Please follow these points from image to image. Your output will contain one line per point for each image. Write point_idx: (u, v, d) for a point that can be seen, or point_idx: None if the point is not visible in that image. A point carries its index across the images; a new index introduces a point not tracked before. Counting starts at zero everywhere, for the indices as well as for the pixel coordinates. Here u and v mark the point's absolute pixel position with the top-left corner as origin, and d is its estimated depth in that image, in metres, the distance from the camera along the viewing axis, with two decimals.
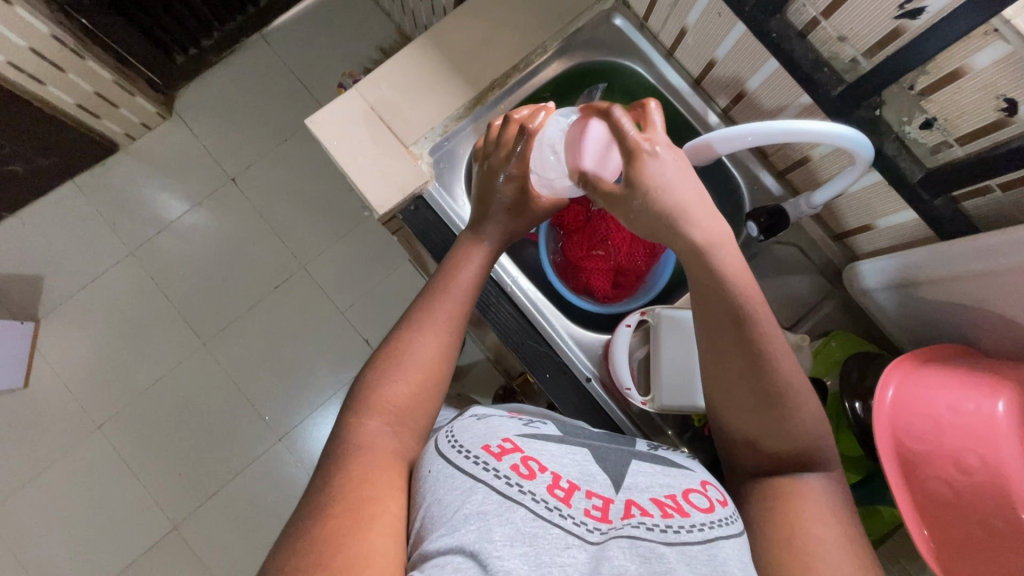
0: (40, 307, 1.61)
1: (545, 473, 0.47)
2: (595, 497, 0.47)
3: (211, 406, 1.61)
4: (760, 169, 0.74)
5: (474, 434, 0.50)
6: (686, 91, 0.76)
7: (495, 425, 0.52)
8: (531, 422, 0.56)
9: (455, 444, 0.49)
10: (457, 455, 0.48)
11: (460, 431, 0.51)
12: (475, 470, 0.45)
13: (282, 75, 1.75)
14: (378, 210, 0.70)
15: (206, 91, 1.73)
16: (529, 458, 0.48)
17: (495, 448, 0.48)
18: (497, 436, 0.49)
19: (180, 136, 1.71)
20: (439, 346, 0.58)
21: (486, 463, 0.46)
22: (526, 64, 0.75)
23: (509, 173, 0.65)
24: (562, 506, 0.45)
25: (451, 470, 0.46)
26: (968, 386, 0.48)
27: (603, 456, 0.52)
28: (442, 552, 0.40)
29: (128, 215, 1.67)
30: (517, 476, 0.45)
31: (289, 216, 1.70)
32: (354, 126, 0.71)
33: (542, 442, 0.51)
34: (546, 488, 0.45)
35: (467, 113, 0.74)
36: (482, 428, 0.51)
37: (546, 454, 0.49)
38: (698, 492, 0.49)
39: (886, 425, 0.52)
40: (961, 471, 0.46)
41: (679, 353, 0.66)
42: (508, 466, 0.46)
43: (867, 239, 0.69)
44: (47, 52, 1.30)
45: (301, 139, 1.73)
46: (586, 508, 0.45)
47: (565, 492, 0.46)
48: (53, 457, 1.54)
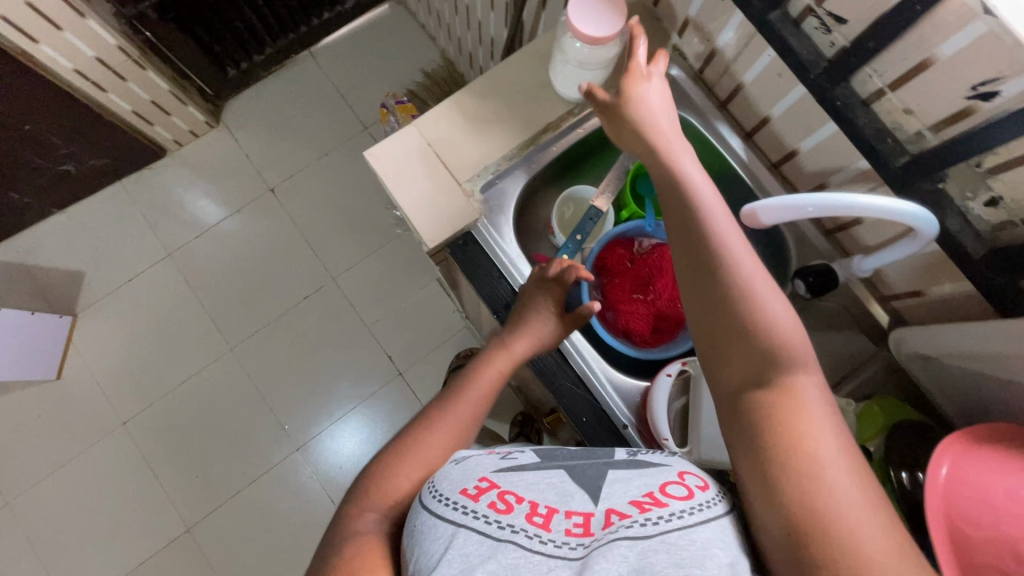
0: (78, 301, 1.66)
1: (522, 503, 0.46)
2: (575, 516, 0.46)
3: (233, 410, 1.63)
4: (806, 226, 0.74)
5: (453, 478, 0.49)
6: (737, 144, 0.76)
7: (472, 463, 0.51)
8: (508, 454, 0.57)
9: (433, 493, 0.47)
10: (437, 504, 0.46)
11: (439, 479, 0.49)
12: (453, 515, 0.44)
13: (327, 92, 1.81)
14: (428, 243, 0.71)
15: (254, 103, 1.79)
16: (506, 491, 0.47)
17: (472, 489, 0.47)
18: (474, 478, 0.49)
19: (226, 145, 1.76)
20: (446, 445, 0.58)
21: (463, 506, 0.45)
22: (580, 108, 0.76)
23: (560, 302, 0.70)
24: (541, 531, 0.44)
25: (433, 520, 0.44)
26: (1018, 470, 0.48)
27: (580, 474, 0.51)
28: None
29: (169, 218, 1.72)
30: (495, 512, 0.44)
31: (323, 228, 1.73)
32: (409, 160, 0.72)
33: (518, 472, 0.50)
34: (524, 517, 0.44)
35: (520, 153, 0.75)
36: (458, 470, 0.50)
37: (523, 485, 0.48)
38: (677, 484, 0.48)
39: (939, 508, 0.50)
40: (1016, 560, 0.44)
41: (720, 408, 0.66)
42: (486, 504, 0.45)
43: (916, 306, 0.68)
44: (112, 61, 1.36)
45: (341, 154, 1.77)
46: (566, 528, 0.44)
47: (544, 518, 0.45)
48: (77, 449, 1.57)
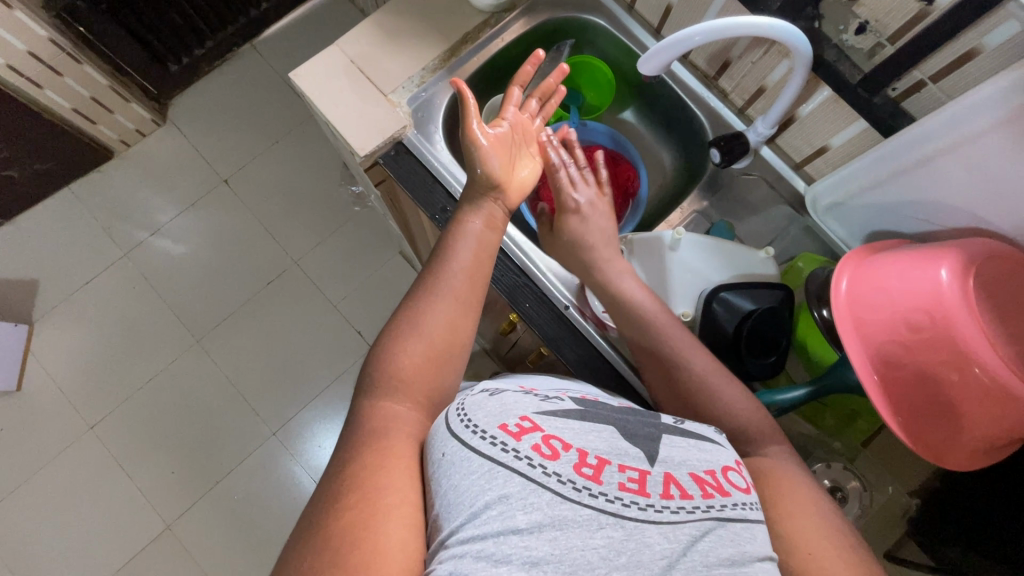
0: (34, 310, 1.63)
1: (570, 451, 0.41)
2: (630, 470, 0.41)
3: (205, 403, 1.60)
4: (721, 107, 0.78)
5: (488, 410, 0.43)
6: (648, 40, 0.81)
7: (510, 399, 0.45)
8: (547, 395, 0.49)
9: (466, 421, 0.42)
10: (471, 436, 0.41)
11: (472, 405, 0.44)
12: (494, 452, 0.39)
13: (273, 81, 1.82)
14: (359, 151, 0.73)
15: (200, 99, 1.79)
16: (551, 435, 0.42)
17: (514, 426, 0.41)
18: (514, 414, 0.43)
19: (174, 141, 1.76)
20: (450, 314, 0.57)
21: (504, 444, 0.40)
22: (495, 20, 0.80)
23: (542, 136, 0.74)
24: (592, 484, 0.39)
25: (465, 452, 0.40)
26: (916, 259, 0.51)
27: (634, 430, 0.46)
28: (460, 542, 0.36)
29: (122, 219, 1.70)
30: (539, 456, 0.39)
31: (281, 214, 1.73)
32: (335, 78, 0.74)
33: (564, 418, 0.44)
34: (572, 467, 0.40)
35: (442, 65, 0.78)
36: (497, 403, 0.44)
37: (564, 431, 0.43)
38: (733, 470, 0.47)
39: (845, 312, 0.54)
40: (912, 331, 0.49)
41: (652, 274, 0.68)
42: (529, 446, 0.40)
43: (824, 163, 0.72)
44: (46, 56, 1.36)
45: (291, 140, 1.78)
46: (620, 482, 0.40)
47: (595, 469, 0.40)
48: (46, 458, 1.53)
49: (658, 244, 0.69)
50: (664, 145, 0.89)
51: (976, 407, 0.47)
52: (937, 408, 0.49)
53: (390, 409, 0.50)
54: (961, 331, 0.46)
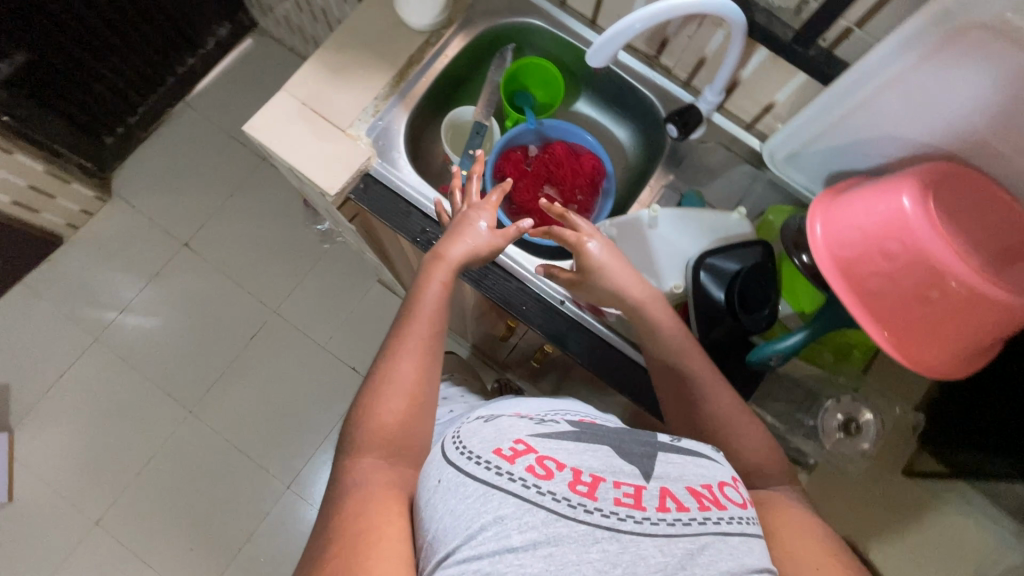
0: (10, 415, 1.55)
1: (564, 470, 0.42)
2: (624, 485, 0.42)
3: (211, 472, 1.56)
4: (668, 83, 0.81)
5: (483, 437, 0.45)
6: (586, 32, 0.83)
7: (505, 426, 0.47)
8: (544, 419, 0.51)
9: (463, 450, 0.44)
10: (467, 461, 0.43)
11: (468, 435, 0.46)
12: (488, 476, 0.41)
13: (215, 135, 1.79)
14: (329, 191, 0.73)
15: (143, 166, 1.74)
16: (545, 456, 0.43)
17: (508, 450, 0.43)
18: (509, 438, 0.45)
19: (124, 214, 1.71)
20: (416, 364, 0.58)
21: (497, 466, 0.41)
22: (436, 38, 0.81)
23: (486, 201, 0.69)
24: (587, 501, 0.40)
25: (462, 477, 0.42)
26: (877, 192, 0.55)
27: (628, 448, 0.47)
28: (458, 562, 0.37)
29: (85, 303, 1.64)
30: (533, 477, 0.41)
31: (250, 268, 1.70)
32: (290, 123, 0.74)
33: (558, 439, 0.46)
34: (567, 486, 0.41)
35: (393, 91, 0.79)
36: (492, 429, 0.46)
37: (558, 450, 0.44)
38: (732, 486, 0.47)
39: (824, 253, 0.57)
40: (888, 259, 0.52)
41: (640, 256, 0.70)
42: (523, 467, 0.41)
43: (774, 118, 0.76)
44: None
45: (246, 190, 1.75)
46: (615, 497, 0.41)
47: (590, 486, 0.41)
48: (54, 564, 1.47)
49: (641, 227, 0.71)
50: (619, 128, 0.91)
51: (960, 318, 0.50)
52: (926, 326, 0.52)
53: (370, 466, 0.50)
54: (933, 251, 0.49)
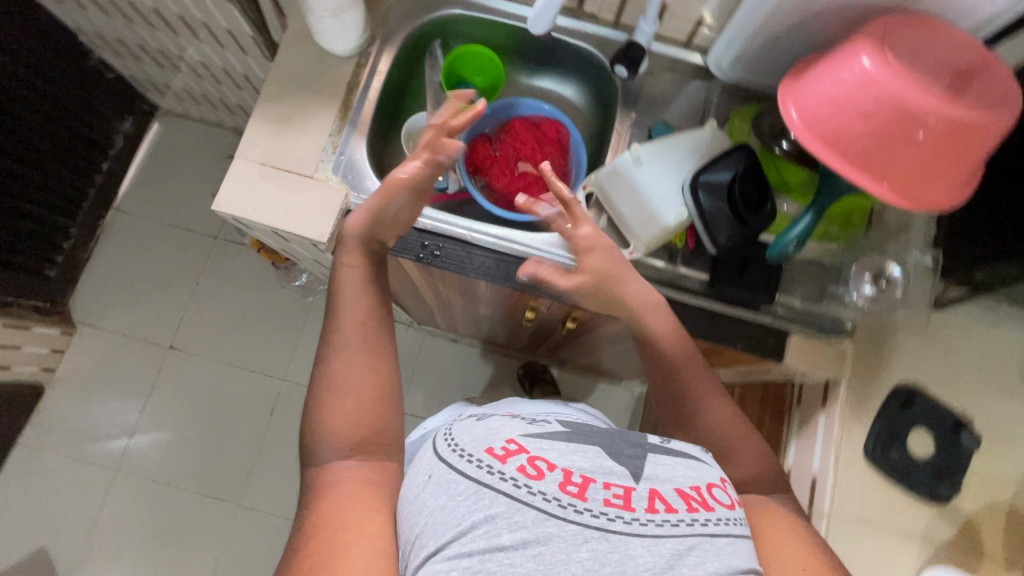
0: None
1: (556, 470, 0.46)
2: (614, 487, 0.47)
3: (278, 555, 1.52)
4: (599, 29, 0.82)
5: (475, 437, 0.50)
6: (505, 6, 0.84)
7: (496, 426, 0.51)
8: (535, 419, 0.55)
9: (454, 448, 0.49)
10: (458, 459, 0.48)
11: (461, 434, 0.50)
12: (478, 475, 0.46)
13: (158, 230, 1.72)
14: (320, 239, 0.72)
15: (97, 286, 1.67)
16: (537, 457, 0.47)
17: (500, 450, 0.48)
18: (500, 438, 0.49)
19: (97, 339, 1.64)
20: (364, 368, 0.61)
21: (490, 468, 0.46)
22: (364, 58, 0.80)
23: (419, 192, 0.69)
24: (577, 500, 0.45)
25: (454, 474, 0.47)
26: (836, 62, 0.58)
27: (617, 449, 0.51)
28: (447, 557, 0.43)
29: (92, 440, 1.58)
30: (524, 477, 0.45)
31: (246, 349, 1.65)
32: (257, 187, 0.73)
33: (550, 439, 0.50)
34: (558, 485, 0.45)
35: (344, 122, 0.78)
36: (481, 428, 0.51)
37: (550, 451, 0.49)
38: (722, 488, 0.51)
39: (806, 131, 0.59)
40: (868, 118, 0.55)
41: (633, 197, 0.72)
42: (515, 467, 0.46)
43: (708, 29, 0.77)
44: None
45: (211, 273, 1.70)
46: (605, 498, 0.46)
47: (579, 486, 0.46)
48: None
49: (624, 167, 0.72)
50: (565, 86, 0.92)
51: (947, 150, 0.54)
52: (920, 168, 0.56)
53: (338, 472, 0.54)
54: (906, 97, 0.53)
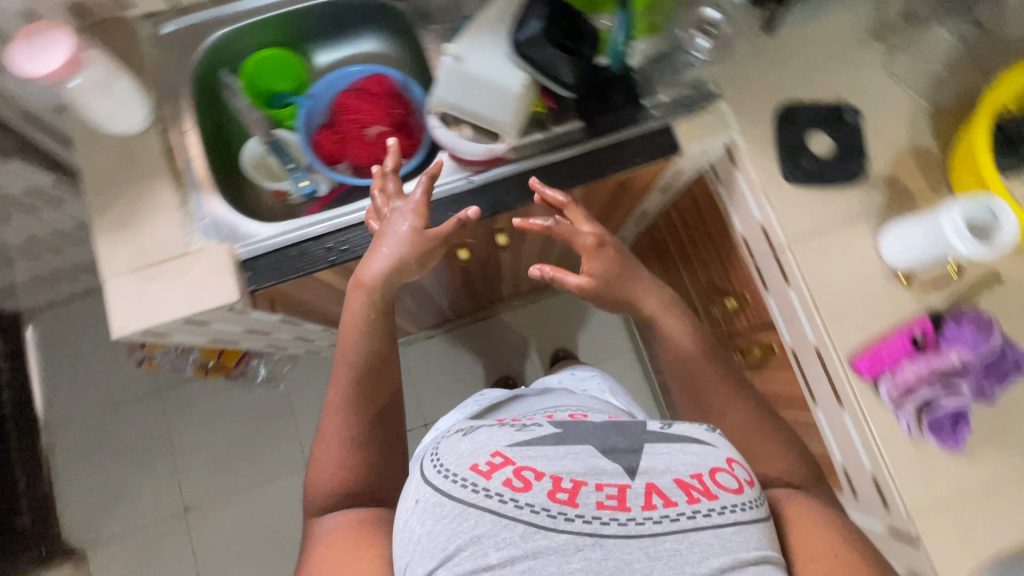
0: None
1: (543, 480, 0.51)
2: (607, 488, 0.51)
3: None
4: None
5: (460, 457, 0.54)
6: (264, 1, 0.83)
7: (482, 440, 0.56)
8: (526, 426, 0.59)
9: (442, 468, 0.54)
10: (445, 480, 0.52)
11: (447, 455, 0.55)
12: (466, 494, 0.50)
13: (102, 419, 1.61)
14: (232, 301, 0.70)
15: (79, 506, 1.56)
16: (522, 468, 0.52)
17: (484, 466, 0.52)
18: (486, 454, 0.54)
19: (111, 552, 1.53)
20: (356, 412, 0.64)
21: (477, 485, 0.51)
22: (166, 121, 0.77)
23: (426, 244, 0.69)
24: (566, 507, 0.49)
25: (438, 495, 0.51)
26: None
27: (613, 448, 0.55)
28: None
29: None
30: (510, 490, 0.50)
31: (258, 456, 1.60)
32: (143, 293, 0.69)
33: (537, 447, 0.55)
34: (546, 495, 0.50)
35: (184, 189, 0.75)
36: (469, 445, 0.55)
37: (541, 459, 0.53)
38: (728, 472, 0.54)
39: None
40: None
41: (477, 94, 0.73)
42: (499, 483, 0.50)
43: None
44: None
45: (179, 424, 1.61)
46: (598, 501, 0.50)
47: (569, 492, 0.50)
48: None
49: (454, 70, 0.73)
50: (364, 42, 0.93)
51: None
52: None
53: (334, 518, 0.60)
54: None
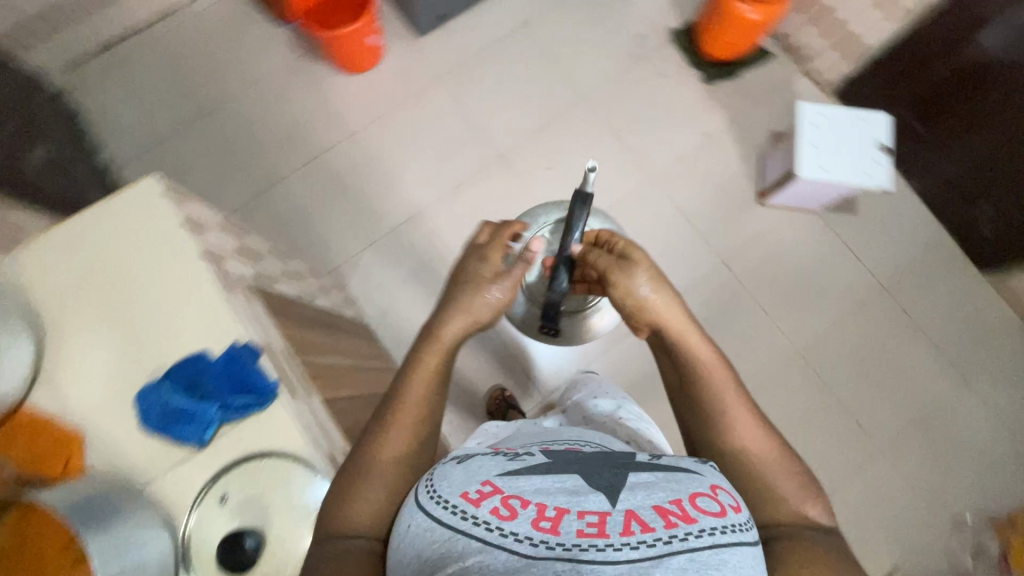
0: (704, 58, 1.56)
1: (529, 505, 0.48)
2: (588, 515, 0.47)
3: (800, 262, 1.48)
4: None
5: (460, 481, 0.52)
6: None
7: (476, 467, 0.54)
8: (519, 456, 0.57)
9: (434, 495, 0.52)
10: (434, 506, 0.50)
11: (444, 480, 0.53)
12: (455, 520, 0.48)
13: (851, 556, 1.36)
14: None
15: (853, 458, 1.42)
16: (511, 496, 0.49)
17: (475, 494, 0.50)
18: (478, 481, 0.52)
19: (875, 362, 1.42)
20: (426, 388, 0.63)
21: (468, 513, 0.48)
22: None
23: (652, 288, 0.69)
24: (551, 535, 0.46)
25: (434, 523, 0.49)
26: None
27: (595, 475, 0.52)
28: None
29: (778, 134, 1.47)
30: (497, 519, 0.47)
31: (923, 479, 1.37)
32: None
33: (529, 478, 0.52)
34: (531, 523, 0.47)
35: None
36: (467, 471, 0.53)
37: (562, 492, 0.50)
38: (710, 496, 0.50)
39: None
40: None
41: None
42: (487, 510, 0.48)
43: None
44: None
45: None
46: (578, 529, 0.46)
47: (553, 520, 0.47)
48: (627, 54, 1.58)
49: None
50: None
51: None
52: None
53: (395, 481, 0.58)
54: None
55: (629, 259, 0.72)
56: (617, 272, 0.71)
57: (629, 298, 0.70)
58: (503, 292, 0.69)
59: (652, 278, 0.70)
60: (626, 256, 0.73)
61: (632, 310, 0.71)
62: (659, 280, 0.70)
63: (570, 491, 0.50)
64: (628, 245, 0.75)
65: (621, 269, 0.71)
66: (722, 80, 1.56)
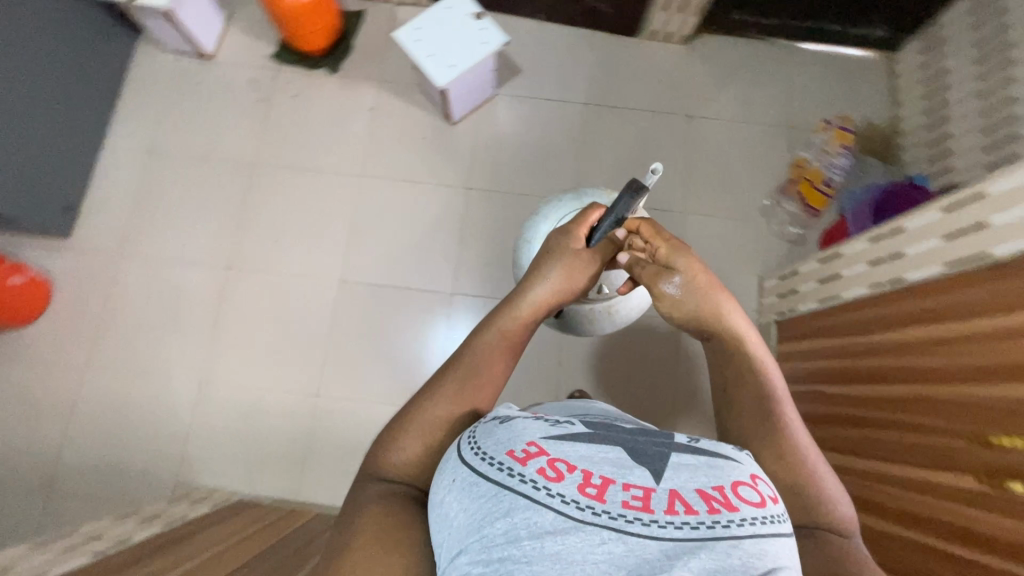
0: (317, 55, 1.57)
1: (576, 471, 0.45)
2: (632, 488, 0.45)
3: (521, 138, 1.57)
4: None
5: (502, 439, 0.48)
6: None
7: (519, 426, 0.49)
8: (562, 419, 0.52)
9: (477, 450, 0.49)
10: (482, 461, 0.47)
11: (482, 435, 0.50)
12: (500, 476, 0.45)
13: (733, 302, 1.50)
14: None
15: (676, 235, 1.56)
16: (557, 457, 0.46)
17: (519, 452, 0.46)
18: (522, 439, 0.48)
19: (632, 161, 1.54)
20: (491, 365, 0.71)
21: (512, 470, 0.45)
22: None
23: (676, 284, 0.77)
24: (594, 503, 0.43)
25: (475, 476, 0.46)
26: None
27: (640, 447, 0.49)
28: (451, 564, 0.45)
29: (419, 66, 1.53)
30: (544, 479, 0.44)
31: (728, 205, 1.55)
32: None
33: (570, 442, 0.48)
34: (576, 487, 0.44)
35: None
36: (507, 430, 0.49)
37: (606, 461, 0.46)
38: (750, 484, 0.47)
39: None
40: None
41: None
42: (532, 470, 0.45)
43: None
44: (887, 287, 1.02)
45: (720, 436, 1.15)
46: (623, 500, 0.44)
47: (598, 488, 0.44)
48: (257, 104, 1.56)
49: None
50: None
51: None
52: None
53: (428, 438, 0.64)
54: None
55: (667, 267, 0.78)
56: (665, 271, 0.77)
57: (664, 300, 0.78)
58: (562, 272, 0.78)
59: (698, 281, 0.77)
60: (661, 261, 0.78)
61: (677, 316, 0.79)
62: (705, 281, 0.77)
63: (608, 459, 0.47)
64: (666, 246, 0.78)
65: (665, 274, 0.77)
66: (343, 60, 1.58)
